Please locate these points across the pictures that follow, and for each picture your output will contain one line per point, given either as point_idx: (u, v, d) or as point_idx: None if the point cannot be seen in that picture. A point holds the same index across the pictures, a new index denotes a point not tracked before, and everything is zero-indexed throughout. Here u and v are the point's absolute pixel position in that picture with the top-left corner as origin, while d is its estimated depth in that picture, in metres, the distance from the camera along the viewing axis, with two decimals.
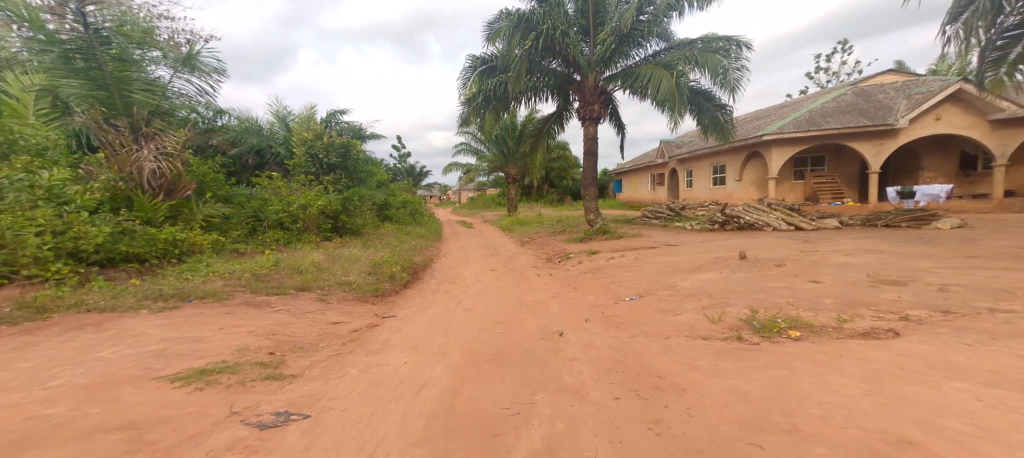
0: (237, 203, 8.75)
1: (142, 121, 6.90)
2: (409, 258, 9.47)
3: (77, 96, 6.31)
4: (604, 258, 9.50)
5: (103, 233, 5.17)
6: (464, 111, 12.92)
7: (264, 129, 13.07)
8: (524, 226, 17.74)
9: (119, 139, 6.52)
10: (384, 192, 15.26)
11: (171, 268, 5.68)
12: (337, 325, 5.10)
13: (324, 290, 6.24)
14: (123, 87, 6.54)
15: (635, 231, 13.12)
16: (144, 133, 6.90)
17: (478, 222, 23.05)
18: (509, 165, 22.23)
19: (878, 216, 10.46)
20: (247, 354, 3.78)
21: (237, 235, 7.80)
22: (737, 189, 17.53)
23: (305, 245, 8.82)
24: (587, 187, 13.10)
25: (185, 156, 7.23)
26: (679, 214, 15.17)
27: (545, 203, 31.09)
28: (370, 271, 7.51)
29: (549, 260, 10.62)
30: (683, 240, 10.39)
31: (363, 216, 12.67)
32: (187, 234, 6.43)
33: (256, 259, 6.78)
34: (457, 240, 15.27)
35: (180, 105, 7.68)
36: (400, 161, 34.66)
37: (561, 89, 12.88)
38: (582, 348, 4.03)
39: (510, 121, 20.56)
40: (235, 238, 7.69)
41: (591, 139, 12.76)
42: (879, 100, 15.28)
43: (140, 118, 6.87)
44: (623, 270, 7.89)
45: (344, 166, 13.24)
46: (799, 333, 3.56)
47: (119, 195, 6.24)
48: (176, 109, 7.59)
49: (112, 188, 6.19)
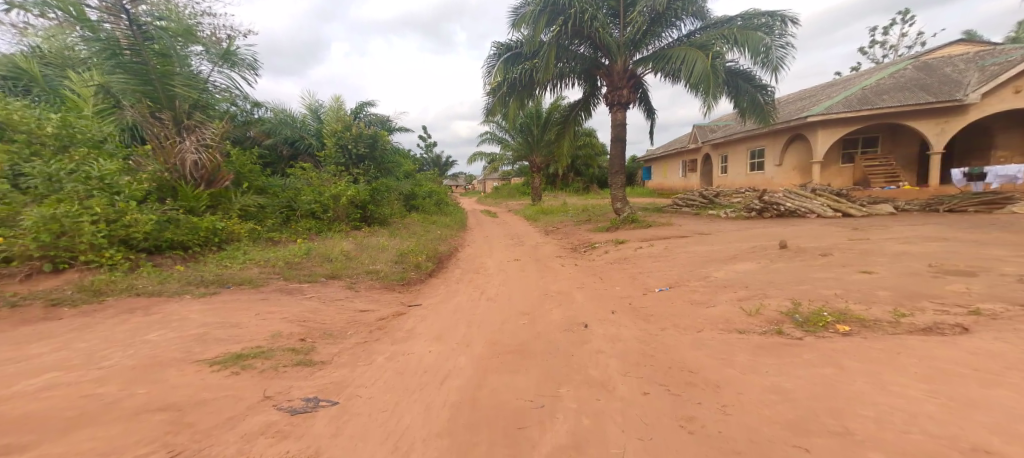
0: (271, 193, 9.02)
1: (184, 114, 7.15)
2: (434, 248, 9.53)
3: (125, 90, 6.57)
4: (632, 248, 9.25)
5: (150, 221, 5.38)
6: (489, 100, 12.78)
7: (295, 120, 13.38)
8: (549, 215, 17.55)
9: (164, 132, 6.81)
10: (411, 182, 15.41)
11: (212, 256, 5.90)
12: (365, 313, 5.18)
13: (352, 279, 6.35)
14: (165, 81, 6.72)
15: (665, 220, 12.70)
16: (186, 125, 7.15)
17: (503, 212, 22.98)
18: (535, 154, 21.99)
19: (940, 200, 9.72)
20: (279, 340, 3.86)
21: (272, 225, 8.02)
22: (777, 175, 16.67)
23: (335, 234, 9.02)
24: (616, 175, 12.75)
25: (224, 148, 7.47)
26: (714, 201, 14.58)
27: (571, 191, 30.67)
28: (398, 260, 7.59)
29: (575, 250, 10.44)
30: (717, 228, 9.96)
31: (390, 206, 12.84)
32: (227, 224, 6.65)
33: (289, 248, 6.97)
34: (482, 229, 15.29)
35: (220, 99, 7.92)
36: (427, 151, 34.91)
37: (589, 74, 12.52)
38: (610, 340, 3.91)
39: (536, 109, 20.29)
40: (271, 227, 7.93)
41: (620, 125, 12.39)
42: (945, 75, 14.05)
43: (182, 111, 7.10)
44: (651, 260, 7.65)
45: (373, 156, 13.42)
46: (848, 327, 3.31)
47: (165, 185, 6.53)
48: (216, 102, 7.83)
49: (158, 178, 6.47)
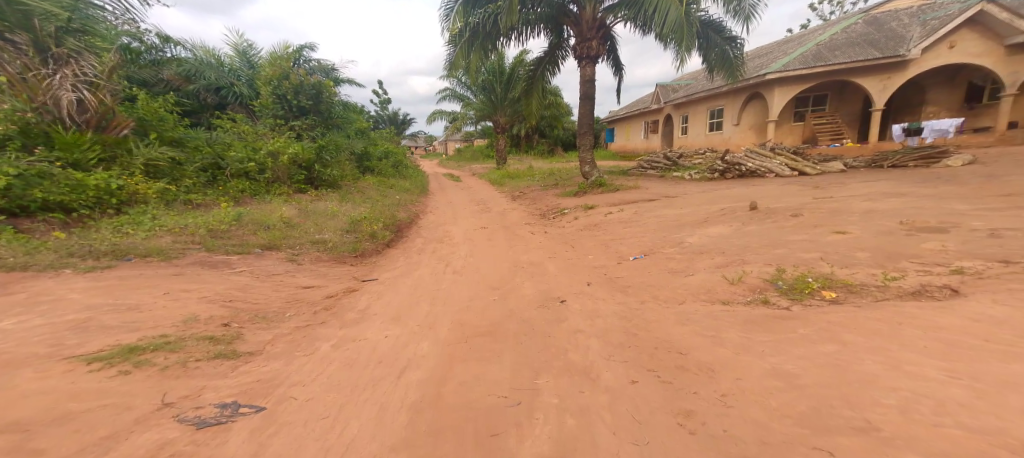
0: (191, 147, 7.78)
1: (50, 39, 5.83)
2: (392, 214, 8.82)
3: None
4: (601, 213, 8.99)
5: (6, 175, 4.38)
6: (450, 52, 11.72)
7: (221, 65, 11.71)
8: (515, 180, 17.02)
9: (23, 62, 5.55)
10: (364, 141, 14.28)
11: (105, 221, 4.95)
12: (309, 289, 4.57)
13: (295, 250, 5.61)
14: (12, 1, 5.11)
15: (632, 183, 12.52)
16: (54, 54, 5.93)
17: (467, 176, 22.20)
18: (498, 114, 21.10)
19: (885, 156, 10.00)
20: (195, 327, 3.21)
21: (192, 184, 6.95)
22: (735, 134, 16.89)
23: (274, 198, 8.08)
24: (583, 135, 12.28)
25: (111, 86, 6.55)
26: (677, 163, 14.58)
27: (535, 155, 30.10)
28: (349, 229, 6.85)
29: (543, 216, 10.09)
30: (684, 191, 9.87)
31: (340, 167, 11.81)
32: (124, 180, 5.63)
33: (213, 212, 6.06)
34: (445, 194, 14.56)
35: (105, 29, 6.66)
36: (382, 109, 32.86)
37: (554, 23, 11.76)
38: (587, 318, 3.60)
39: (498, 64, 19.23)
40: (189, 188, 6.86)
41: (587, 82, 11.82)
42: (890, 29, 14.36)
43: (47, 35, 5.76)
44: (623, 227, 7.41)
45: (317, 110, 12.22)
46: (835, 293, 3.08)
47: (30, 129, 5.42)
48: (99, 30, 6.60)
49: (18, 120, 5.37)
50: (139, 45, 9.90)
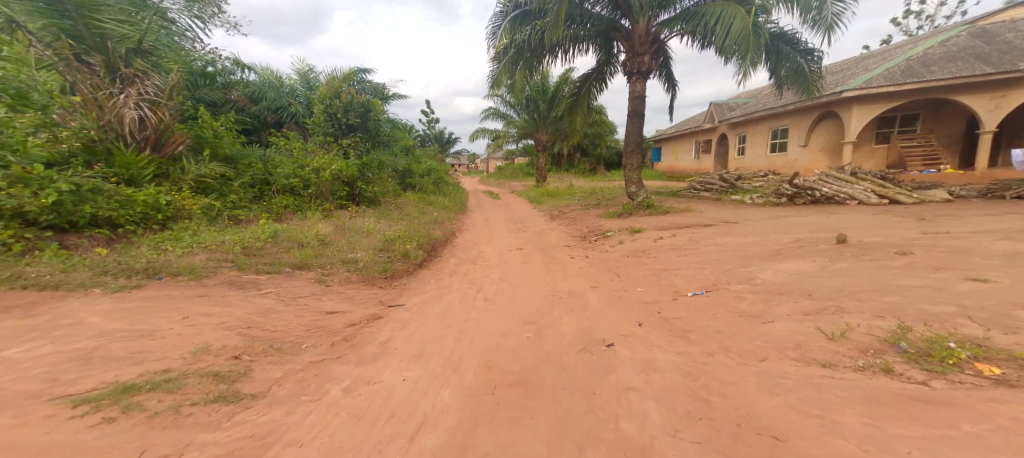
0: (244, 165, 7.86)
1: (119, 60, 6.02)
2: (428, 233, 8.56)
3: (32, 24, 5.24)
4: (649, 238, 8.24)
5: (58, 190, 4.32)
6: (494, 69, 11.50)
7: (282, 85, 12.14)
8: (555, 198, 16.52)
9: (94, 82, 5.66)
10: (407, 158, 14.38)
11: (148, 238, 4.86)
12: (332, 315, 4.23)
13: (324, 270, 5.35)
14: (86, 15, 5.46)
15: (684, 205, 11.63)
16: (122, 75, 6.04)
17: (506, 193, 21.97)
18: (540, 131, 20.83)
19: (1005, 187, 8.65)
20: (203, 360, 2.89)
21: (238, 199, 6.99)
22: (803, 156, 15.53)
23: (314, 214, 8.05)
24: (631, 154, 11.58)
25: (174, 105, 6.47)
26: (736, 185, 13.50)
27: (577, 173, 29.51)
28: (382, 247, 6.59)
29: (585, 238, 9.47)
30: (746, 216, 8.92)
31: (381, 184, 11.85)
32: (172, 197, 5.61)
33: (252, 229, 5.92)
34: (483, 212, 14.29)
35: (167, 52, 6.94)
36: (428, 127, 33.61)
37: (604, 38, 11.33)
38: (642, 370, 2.97)
39: (543, 81, 18.96)
40: (234, 204, 6.88)
41: (637, 97, 11.21)
42: (1006, 41, 12.66)
43: (117, 56, 5.98)
44: (676, 255, 6.65)
45: (364, 127, 12.37)
46: (999, 369, 2.26)
47: (92, 147, 5.43)
48: (163, 53, 6.82)
49: (84, 137, 5.38)
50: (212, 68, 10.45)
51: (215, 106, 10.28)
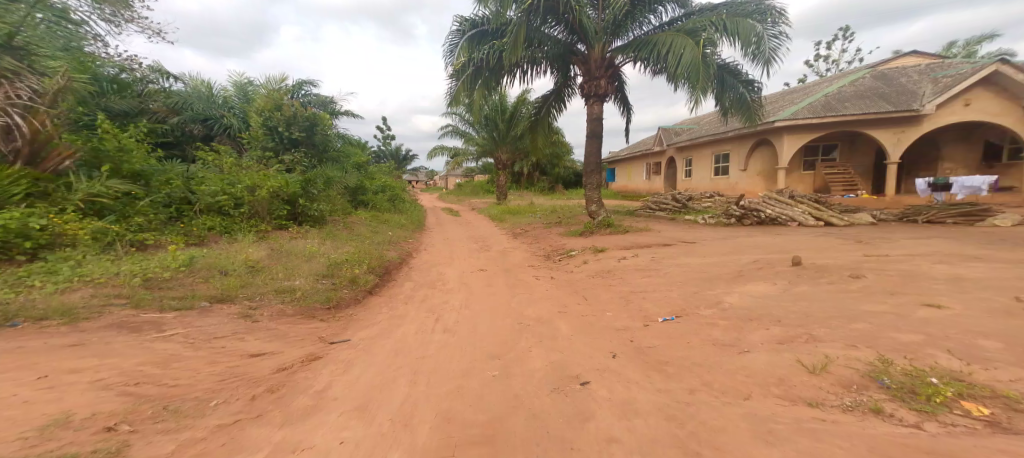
0: (159, 182, 6.91)
1: None
2: (380, 254, 7.93)
3: None
4: (613, 259, 8.16)
5: None
6: (451, 86, 11.16)
7: (213, 96, 11.08)
8: (516, 216, 16.34)
9: None
10: (360, 174, 13.64)
11: (9, 273, 4.05)
12: (258, 358, 3.61)
13: (252, 302, 4.67)
14: None
15: (643, 225, 11.82)
16: None
17: (466, 210, 21.61)
18: (499, 150, 20.79)
19: (916, 211, 9.37)
20: (60, 440, 2.25)
21: (146, 222, 6.13)
22: (742, 179, 16.47)
23: (248, 235, 7.24)
24: (591, 173, 11.66)
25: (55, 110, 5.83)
26: (687, 205, 14.12)
27: (535, 191, 29.75)
28: (325, 272, 5.95)
29: (548, 257, 9.26)
30: (702, 237, 9.13)
31: (330, 201, 11.06)
32: (48, 219, 4.80)
33: (159, 256, 5.12)
34: (442, 230, 13.79)
35: (50, 47, 5.98)
36: (385, 143, 32.67)
37: (562, 61, 11.45)
38: (621, 415, 2.66)
39: (502, 101, 18.93)
40: (140, 228, 5.98)
41: (595, 119, 11.35)
42: (901, 84, 14.19)
43: None
44: (642, 277, 6.53)
45: (311, 142, 11.57)
46: (987, 409, 2.18)
47: None
48: (45, 51, 5.87)
49: None
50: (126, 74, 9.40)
51: (132, 114, 9.19)
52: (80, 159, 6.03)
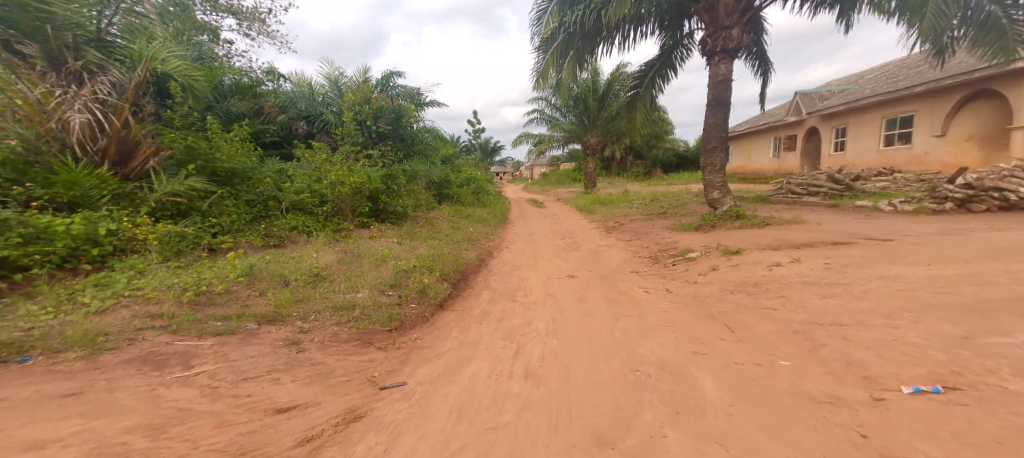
0: (252, 180, 6.71)
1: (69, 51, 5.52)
2: (458, 256, 6.96)
3: None
4: (757, 265, 6.05)
5: None
6: (538, 59, 9.68)
7: (313, 93, 11.05)
8: (608, 206, 14.47)
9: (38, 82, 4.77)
10: (444, 167, 13.03)
11: (60, 287, 3.60)
12: (284, 416, 2.61)
13: (305, 322, 3.88)
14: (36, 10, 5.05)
15: (789, 216, 9.15)
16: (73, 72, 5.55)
17: (552, 201, 20.17)
18: (590, 134, 18.84)
19: None
20: None
21: (229, 223, 5.83)
22: (936, 148, 12.57)
23: (326, 236, 6.75)
24: (712, 152, 9.34)
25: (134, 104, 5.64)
26: (851, 187, 10.94)
27: (629, 177, 27.08)
28: (393, 281, 5.13)
29: (657, 259, 7.44)
30: (891, 237, 6.51)
31: (412, 196, 10.55)
32: (118, 223, 4.50)
33: (223, 264, 4.59)
34: (526, 224, 12.59)
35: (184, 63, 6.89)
36: (473, 135, 32.31)
37: (676, 12, 9.40)
38: None
39: (593, 79, 16.99)
40: (220, 230, 5.72)
41: (720, 82, 9.01)
42: None
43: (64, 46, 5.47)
44: (820, 300, 4.44)
45: (395, 135, 11.15)
46: None
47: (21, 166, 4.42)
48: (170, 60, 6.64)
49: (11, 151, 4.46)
50: (247, 79, 9.85)
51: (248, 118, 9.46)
52: (171, 156, 5.78)
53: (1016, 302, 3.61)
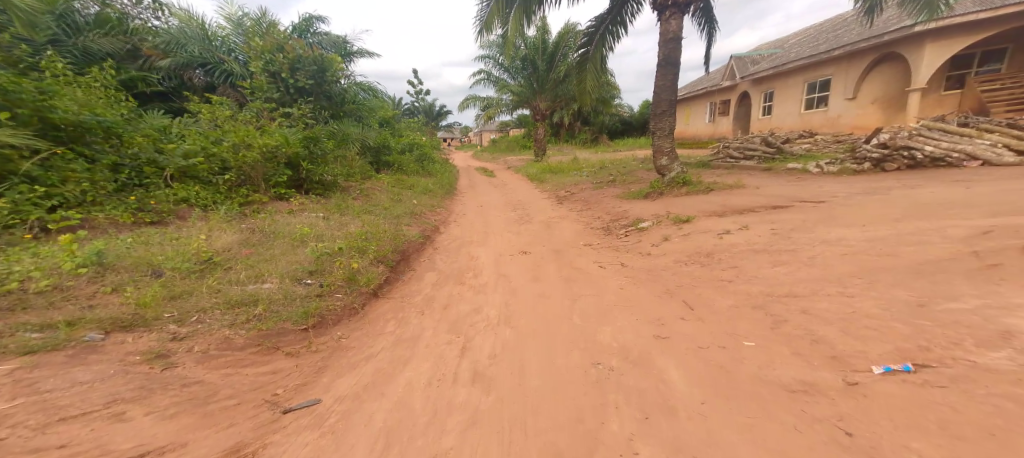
0: (115, 140, 5.47)
1: None
2: (396, 233, 6.23)
3: None
4: (708, 233, 5.92)
5: None
6: (479, 10, 8.78)
7: (209, 36, 9.27)
8: (558, 174, 14.14)
9: None
10: (383, 132, 11.88)
11: None
12: None
13: (181, 326, 3.04)
14: None
15: (731, 180, 9.26)
16: None
17: (502, 169, 19.53)
18: (538, 98, 18.19)
19: None
20: None
21: (76, 194, 4.67)
22: (848, 111, 13.30)
23: (227, 210, 5.73)
24: (661, 116, 9.11)
25: None
26: (782, 150, 11.26)
27: (577, 144, 27.01)
28: (314, 267, 4.33)
29: (609, 230, 7.18)
30: (829, 199, 6.65)
31: (343, 166, 9.45)
32: None
33: (58, 247, 3.61)
34: (475, 194, 11.93)
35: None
36: (418, 100, 30.46)
37: None
38: None
39: (539, 37, 16.14)
40: (64, 202, 4.58)
41: (669, 40, 8.70)
42: None
43: None
44: (773, 271, 4.32)
45: (321, 93, 9.83)
46: None
47: None
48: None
49: None
50: (109, 10, 8.14)
51: (116, 59, 7.87)
52: None
53: (957, 261, 3.59)
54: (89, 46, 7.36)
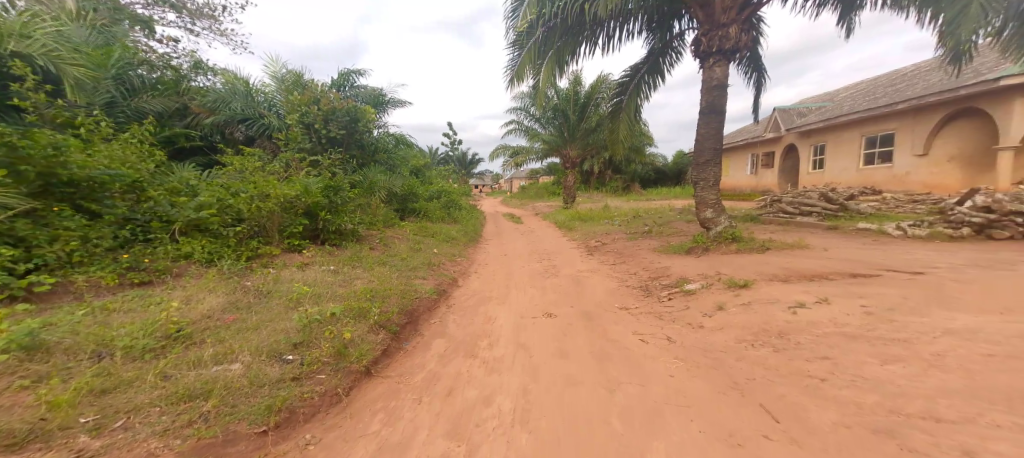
0: (129, 196, 5.15)
1: None
2: (410, 290, 5.48)
3: None
4: (775, 304, 4.85)
5: None
6: (512, 60, 8.50)
7: (251, 92, 9.30)
8: (589, 222, 13.34)
9: None
10: (411, 179, 11.58)
11: None
12: None
13: (108, 444, 2.32)
14: None
15: (789, 239, 8.14)
16: None
17: (529, 216, 18.94)
18: (569, 146, 17.78)
19: None
20: None
21: (62, 258, 4.22)
22: (918, 168, 12.06)
23: (235, 268, 5.19)
24: (704, 166, 8.29)
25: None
26: (846, 207, 10.07)
27: (607, 192, 26.29)
28: (301, 342, 3.59)
29: (649, 291, 6.20)
30: (923, 270, 5.49)
31: (365, 214, 9.06)
32: None
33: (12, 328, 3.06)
34: (501, 242, 11.25)
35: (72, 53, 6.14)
36: (450, 148, 30.83)
37: (661, 14, 8.52)
38: None
39: (571, 89, 16.02)
40: (41, 265, 4.09)
41: (713, 89, 8.03)
42: None
43: None
44: (886, 371, 3.22)
45: (352, 142, 9.69)
46: None
47: None
48: (48, 40, 5.83)
49: None
50: (167, 72, 8.39)
51: (164, 117, 7.95)
52: None
53: None
54: (142, 106, 7.42)
